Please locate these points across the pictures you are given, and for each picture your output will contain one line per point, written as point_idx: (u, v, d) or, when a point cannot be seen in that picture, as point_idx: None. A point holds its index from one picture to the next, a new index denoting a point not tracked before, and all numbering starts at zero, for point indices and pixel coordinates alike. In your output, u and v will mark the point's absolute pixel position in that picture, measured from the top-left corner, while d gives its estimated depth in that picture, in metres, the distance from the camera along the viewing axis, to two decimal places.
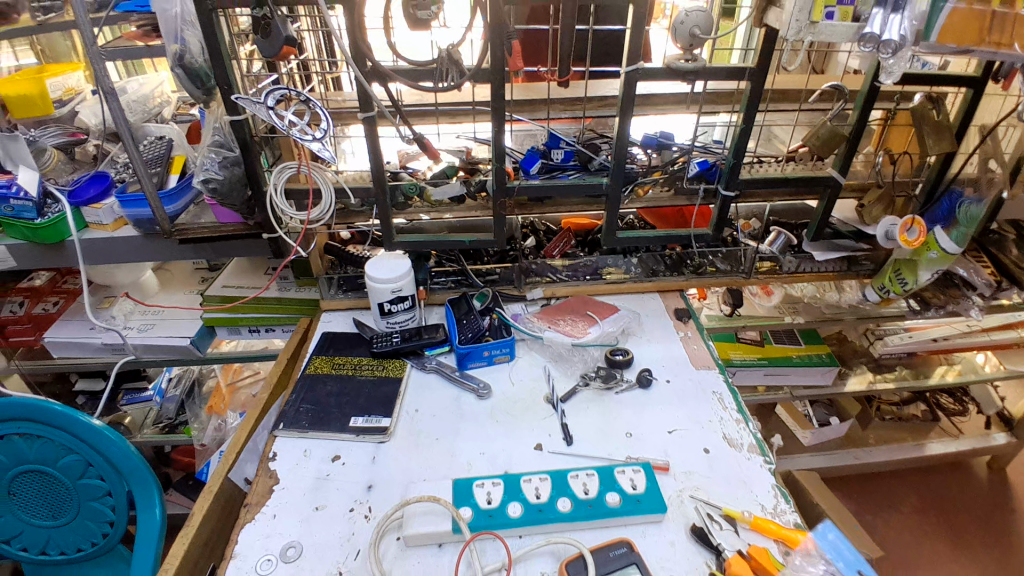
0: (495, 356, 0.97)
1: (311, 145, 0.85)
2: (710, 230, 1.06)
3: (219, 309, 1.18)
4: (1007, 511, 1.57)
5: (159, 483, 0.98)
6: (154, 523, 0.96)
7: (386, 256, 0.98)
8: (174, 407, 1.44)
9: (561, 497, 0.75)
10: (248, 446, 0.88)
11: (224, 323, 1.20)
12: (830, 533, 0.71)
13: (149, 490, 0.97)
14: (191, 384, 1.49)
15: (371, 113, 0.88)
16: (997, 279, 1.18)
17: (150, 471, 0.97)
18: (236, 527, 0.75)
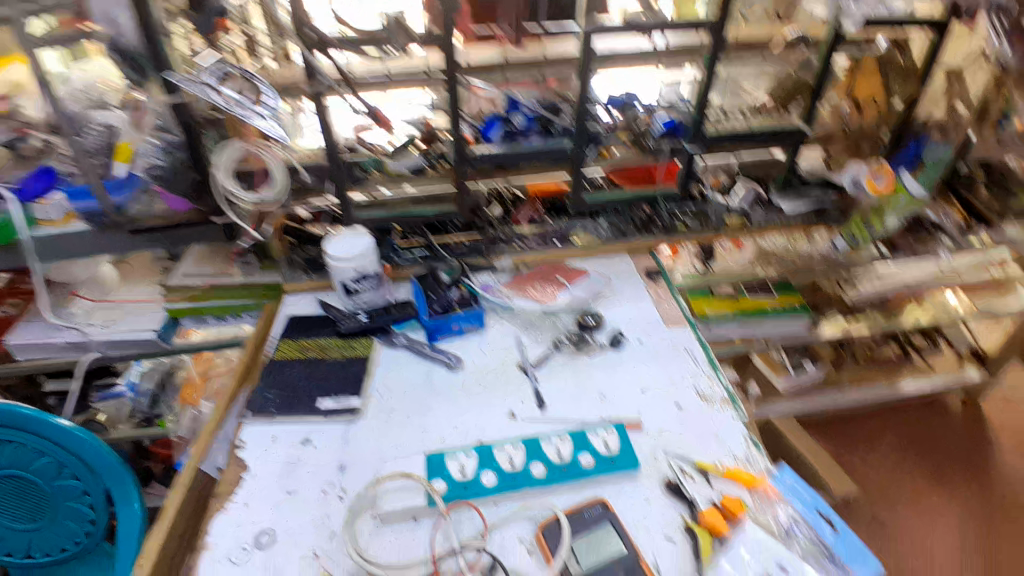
0: (464, 328, 0.95)
1: (257, 122, 0.90)
2: (678, 188, 1.11)
3: (185, 300, 1.16)
4: (982, 444, 1.62)
5: (135, 480, 0.97)
6: (134, 517, 0.96)
7: (347, 232, 0.95)
8: (147, 402, 1.39)
9: (535, 462, 0.75)
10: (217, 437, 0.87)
11: (189, 313, 1.18)
12: (787, 477, 0.75)
13: (128, 486, 0.96)
14: (163, 377, 1.42)
15: (319, 86, 0.86)
16: (966, 220, 1.25)
17: (128, 467, 0.96)
18: (207, 518, 0.74)
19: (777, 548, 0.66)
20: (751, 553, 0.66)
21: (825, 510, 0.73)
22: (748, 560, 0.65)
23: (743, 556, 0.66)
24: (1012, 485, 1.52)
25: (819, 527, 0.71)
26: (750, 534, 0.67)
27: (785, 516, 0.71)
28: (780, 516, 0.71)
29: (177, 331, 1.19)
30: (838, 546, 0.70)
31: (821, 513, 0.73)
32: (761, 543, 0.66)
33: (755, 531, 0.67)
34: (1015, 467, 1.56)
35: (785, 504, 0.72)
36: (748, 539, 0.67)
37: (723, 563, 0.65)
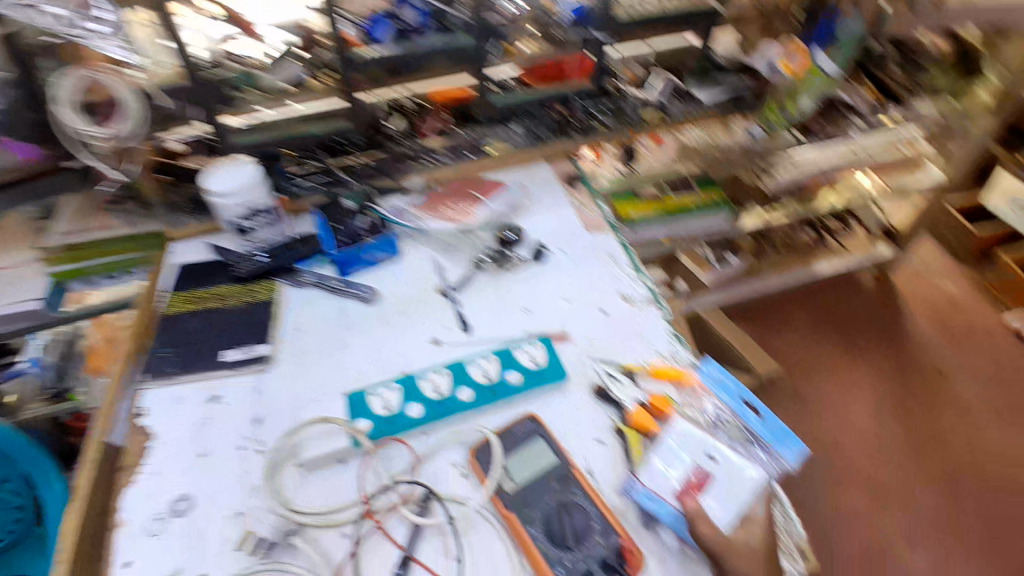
0: (377, 258, 0.89)
1: (112, 48, 0.81)
2: (592, 82, 1.05)
3: (63, 262, 0.98)
4: (892, 313, 1.74)
5: (50, 461, 0.89)
6: (58, 499, 0.88)
7: (226, 165, 0.84)
8: None
9: (460, 387, 0.72)
10: None
11: (74, 275, 1.00)
12: (712, 369, 0.76)
13: (46, 472, 0.89)
14: None
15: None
16: (876, 99, 1.27)
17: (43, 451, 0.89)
18: (116, 494, 0.68)
19: (705, 438, 0.66)
20: (681, 446, 0.66)
21: (747, 396, 0.76)
22: (677, 454, 0.66)
23: (672, 451, 0.66)
24: (919, 348, 1.65)
25: (744, 414, 0.73)
26: (676, 429, 0.67)
27: (710, 406, 0.72)
28: (706, 408, 0.72)
29: (67, 297, 1.01)
30: (760, 428, 0.73)
31: (744, 400, 0.76)
32: (688, 436, 0.67)
33: (683, 425, 0.68)
34: (922, 332, 1.69)
35: (714, 397, 0.73)
36: (676, 434, 0.67)
37: (654, 459, 0.65)
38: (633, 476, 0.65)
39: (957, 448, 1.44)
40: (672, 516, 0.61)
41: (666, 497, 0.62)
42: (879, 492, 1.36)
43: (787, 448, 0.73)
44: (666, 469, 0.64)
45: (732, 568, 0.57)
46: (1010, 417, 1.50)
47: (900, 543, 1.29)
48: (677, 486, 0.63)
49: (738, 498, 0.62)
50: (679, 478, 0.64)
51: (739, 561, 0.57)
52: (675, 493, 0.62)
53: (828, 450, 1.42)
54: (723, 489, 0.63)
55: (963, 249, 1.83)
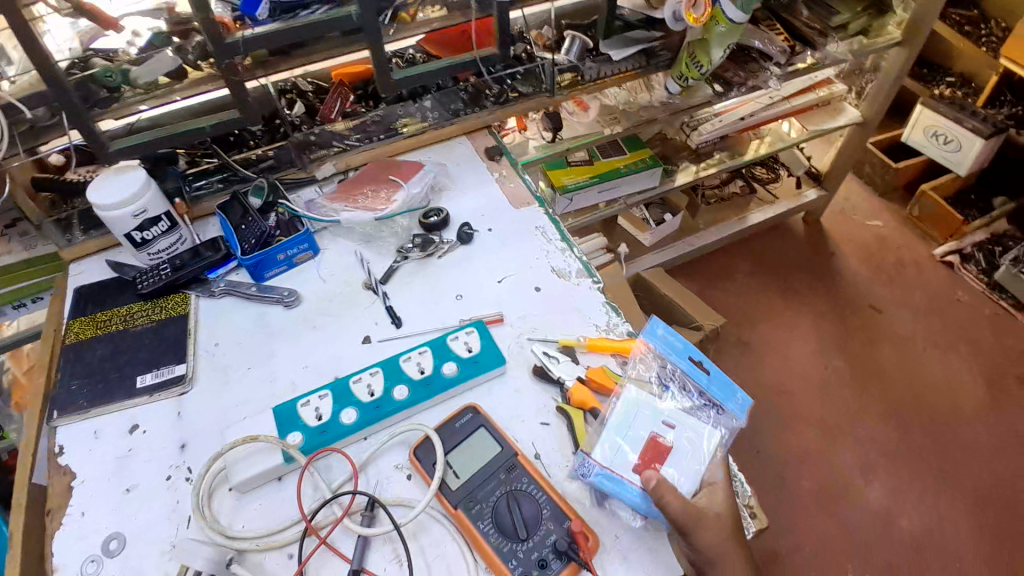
0: (295, 257, 0.83)
1: None
2: (497, 49, 0.92)
3: None
4: (825, 255, 1.79)
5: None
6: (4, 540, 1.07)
7: (111, 174, 0.76)
8: None
9: (396, 386, 0.69)
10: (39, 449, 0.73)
11: None
12: (659, 329, 0.72)
13: None
14: None
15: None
16: (789, 45, 1.19)
17: None
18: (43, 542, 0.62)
19: (657, 407, 0.65)
20: (635, 419, 0.64)
21: (696, 355, 0.72)
22: (632, 426, 0.64)
23: (625, 423, 0.64)
24: (853, 284, 1.72)
25: (696, 374, 0.70)
26: (626, 399, 0.65)
27: (657, 369, 0.71)
28: (651, 371, 0.71)
29: None
30: (712, 387, 0.69)
31: (695, 359, 0.72)
32: (640, 407, 0.65)
33: (634, 394, 0.66)
34: (855, 268, 1.76)
35: (657, 361, 0.71)
36: (627, 406, 0.65)
37: (608, 434, 0.63)
38: (587, 455, 0.62)
39: (899, 382, 1.51)
40: (633, 493, 0.59)
41: (626, 475, 0.61)
42: (831, 430, 1.43)
43: (738, 404, 0.69)
44: (623, 443, 0.63)
45: (699, 537, 0.56)
46: (943, 344, 1.59)
47: (854, 484, 1.35)
48: (635, 460, 0.62)
49: (698, 463, 0.62)
50: (636, 450, 0.62)
51: (706, 528, 0.56)
52: (635, 468, 0.61)
53: (778, 394, 1.49)
54: (681, 456, 0.62)
55: (885, 183, 1.90)
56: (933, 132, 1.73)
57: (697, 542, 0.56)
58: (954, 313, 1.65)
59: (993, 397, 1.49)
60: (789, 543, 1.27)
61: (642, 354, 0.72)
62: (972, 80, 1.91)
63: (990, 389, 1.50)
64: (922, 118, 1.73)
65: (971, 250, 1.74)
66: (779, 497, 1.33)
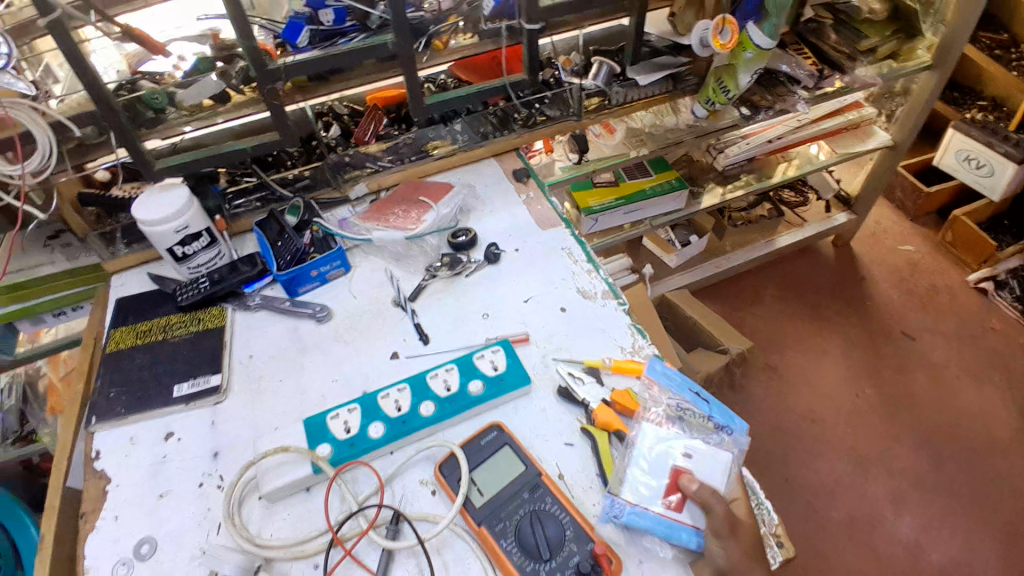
0: (327, 273, 0.86)
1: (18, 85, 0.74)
2: (526, 75, 0.97)
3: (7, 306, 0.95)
4: (854, 280, 1.76)
5: (24, 507, 1.12)
6: (33, 543, 1.08)
7: (156, 192, 0.80)
8: (14, 419, 1.22)
9: (423, 402, 0.70)
10: (77, 452, 0.76)
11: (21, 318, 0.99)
12: (658, 364, 0.73)
13: (17, 512, 1.11)
14: (23, 391, 1.25)
15: (55, 16, 0.67)
16: (818, 69, 1.19)
17: (12, 499, 1.12)
18: (78, 544, 0.65)
19: (674, 437, 0.66)
20: (655, 452, 0.65)
21: (695, 387, 0.72)
22: (654, 462, 0.64)
23: (646, 458, 0.64)
24: (883, 310, 1.69)
25: (700, 403, 0.71)
26: (644, 433, 0.66)
27: (664, 404, 0.70)
28: (663, 404, 0.70)
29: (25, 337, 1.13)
30: (715, 413, 0.70)
31: (694, 390, 0.72)
32: (659, 440, 0.65)
33: (648, 431, 0.66)
34: (884, 294, 1.73)
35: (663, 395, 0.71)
36: (646, 439, 0.66)
37: (632, 469, 0.64)
38: (615, 496, 0.62)
39: (932, 413, 1.47)
40: (665, 526, 0.60)
41: (658, 510, 0.61)
42: (860, 460, 1.39)
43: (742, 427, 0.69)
44: (647, 479, 0.63)
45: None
46: (978, 374, 1.54)
47: (884, 516, 1.31)
48: (662, 494, 0.62)
49: (721, 473, 0.63)
50: (661, 484, 0.62)
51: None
52: (663, 501, 0.61)
53: (805, 422, 1.46)
54: (705, 469, 0.63)
55: (916, 207, 1.87)
56: (964, 155, 1.71)
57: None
58: (990, 343, 1.61)
59: None
60: None
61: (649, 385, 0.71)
62: (1004, 103, 1.87)
63: None
64: (953, 142, 1.72)
65: (1005, 278, 1.69)
66: (806, 528, 1.30)
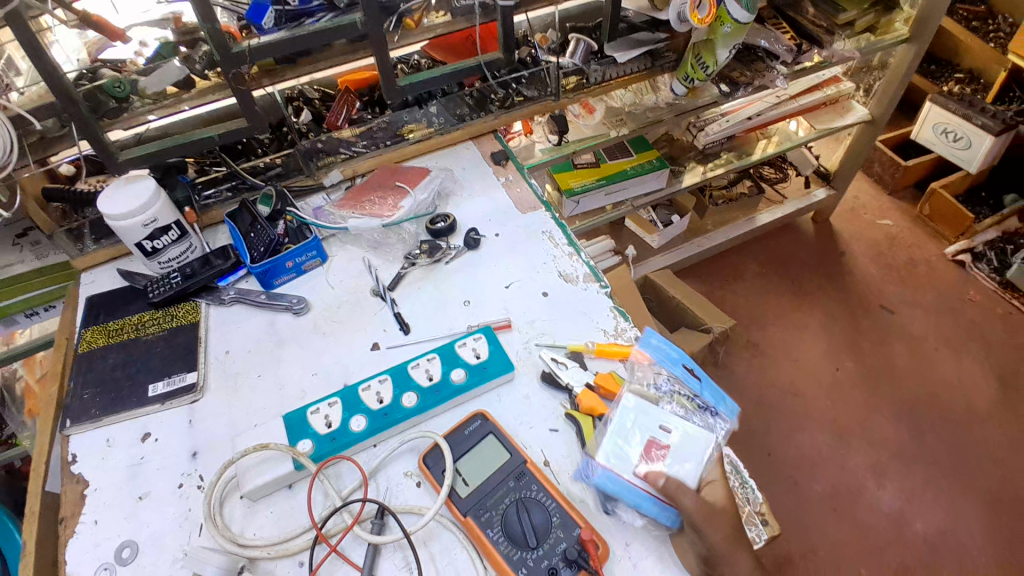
0: (303, 263, 0.83)
1: None
2: (501, 52, 0.92)
3: None
4: (835, 254, 1.78)
5: (6, 512, 1.09)
6: (19, 547, 1.07)
7: (122, 184, 0.77)
8: None
9: (405, 393, 0.69)
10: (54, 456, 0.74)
11: None
12: (653, 338, 0.72)
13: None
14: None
15: (11, 5, 0.63)
16: (797, 43, 1.16)
17: None
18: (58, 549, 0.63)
19: (656, 410, 0.65)
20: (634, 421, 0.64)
21: (689, 362, 0.71)
22: (631, 430, 0.63)
23: (624, 427, 0.63)
24: (864, 284, 1.71)
25: (689, 380, 0.69)
26: (626, 403, 0.65)
27: (653, 378, 0.69)
28: (650, 380, 0.69)
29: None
30: (704, 392, 0.68)
31: (687, 366, 0.71)
32: (641, 410, 0.64)
33: (630, 401, 0.65)
34: (864, 268, 1.75)
35: (651, 369, 0.70)
36: (627, 408, 0.65)
37: (610, 434, 0.63)
38: (591, 459, 0.62)
39: (910, 384, 1.50)
40: (637, 495, 0.59)
41: (630, 476, 0.60)
42: (842, 431, 1.42)
43: (729, 410, 0.68)
44: (622, 445, 0.62)
45: (707, 530, 0.55)
46: (955, 345, 1.57)
47: (867, 486, 1.34)
48: (636, 463, 0.61)
49: (701, 456, 0.61)
50: (635, 453, 0.62)
51: (711, 521, 0.56)
52: (635, 470, 0.60)
53: (790, 396, 1.48)
54: (685, 449, 0.62)
55: (894, 181, 1.88)
56: (941, 128, 1.72)
57: (701, 533, 0.55)
58: (967, 313, 1.63)
59: (1007, 397, 1.47)
60: (803, 547, 1.26)
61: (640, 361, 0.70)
62: (980, 76, 1.88)
63: (1003, 389, 1.48)
64: (930, 115, 1.72)
65: (982, 249, 1.73)
66: (791, 500, 1.32)
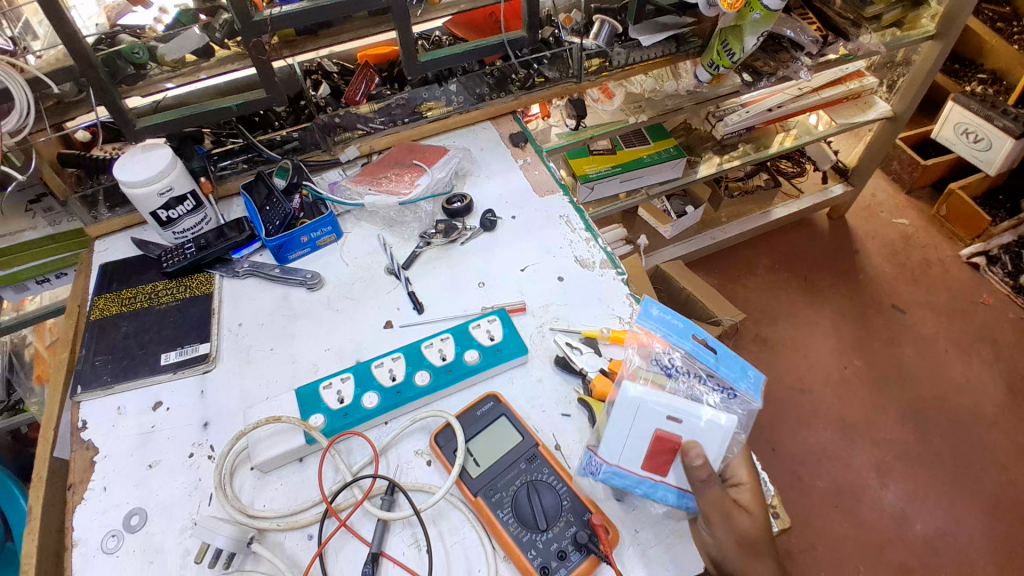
0: (318, 239, 0.83)
1: None
2: (525, 32, 0.90)
3: None
4: (849, 252, 1.76)
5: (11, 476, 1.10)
6: (23, 512, 1.07)
7: (139, 153, 0.76)
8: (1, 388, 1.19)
9: (418, 371, 0.69)
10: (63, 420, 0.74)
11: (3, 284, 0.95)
12: (654, 309, 0.69)
13: (4, 482, 1.08)
14: (10, 360, 1.22)
15: None
16: (822, 35, 1.13)
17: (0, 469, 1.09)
18: (68, 513, 0.63)
19: (662, 399, 0.57)
20: (637, 413, 0.57)
21: (699, 333, 0.67)
22: (635, 425, 0.57)
23: (628, 421, 0.57)
24: (876, 283, 1.69)
25: (702, 355, 0.64)
26: (626, 395, 0.57)
27: (659, 355, 0.66)
28: (656, 356, 0.66)
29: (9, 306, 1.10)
30: (720, 367, 0.64)
31: (696, 336, 0.67)
32: (643, 401, 0.57)
33: (631, 388, 0.58)
34: (878, 267, 1.73)
35: (656, 343, 0.66)
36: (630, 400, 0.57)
37: (613, 429, 0.58)
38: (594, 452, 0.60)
39: (919, 384, 1.49)
40: (648, 486, 0.58)
41: (641, 471, 0.58)
42: (848, 428, 1.41)
43: (752, 383, 0.64)
44: (626, 438, 0.57)
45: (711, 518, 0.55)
46: (965, 347, 1.55)
47: (869, 484, 1.34)
48: (643, 459, 0.57)
49: (716, 448, 0.57)
50: (643, 449, 0.57)
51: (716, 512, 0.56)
52: (643, 465, 0.57)
53: (796, 393, 1.47)
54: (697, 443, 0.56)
55: (912, 180, 1.86)
56: (963, 128, 1.69)
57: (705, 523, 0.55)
58: (979, 316, 1.62)
59: (1015, 402, 1.46)
60: (803, 543, 1.26)
61: (642, 342, 0.67)
62: (1003, 77, 1.84)
63: (1012, 394, 1.47)
64: (952, 114, 1.70)
65: (997, 253, 1.70)
66: (794, 497, 1.32)
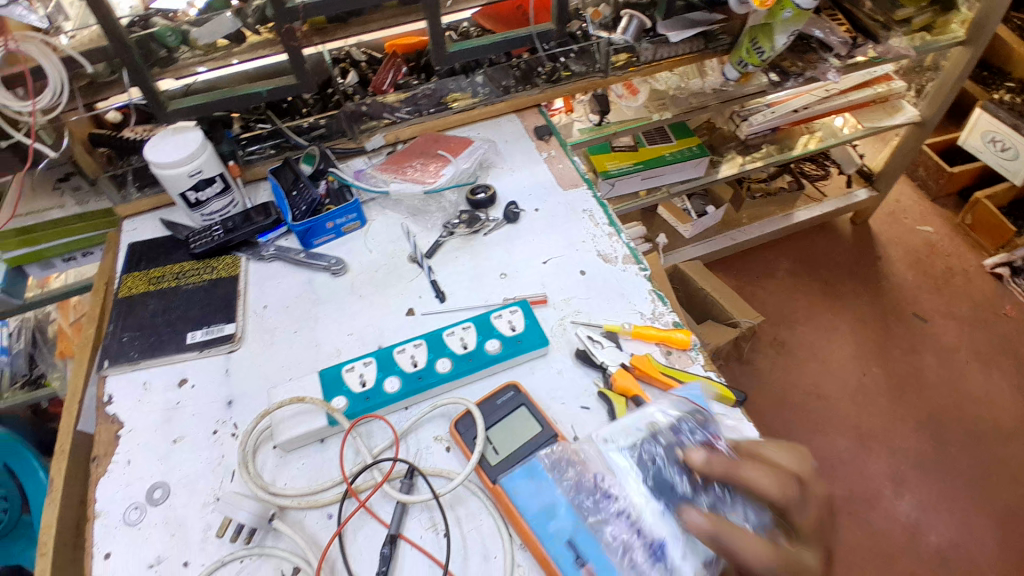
0: (342, 225, 0.84)
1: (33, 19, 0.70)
2: (553, 24, 0.90)
3: (19, 249, 0.94)
4: (869, 258, 1.74)
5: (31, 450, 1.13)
6: (42, 485, 1.10)
7: (169, 134, 0.78)
8: (25, 363, 1.22)
9: (439, 358, 0.69)
10: (89, 394, 0.75)
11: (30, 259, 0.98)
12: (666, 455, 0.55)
13: (22, 453, 1.11)
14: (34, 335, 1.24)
15: None
16: (852, 36, 1.12)
17: (19, 440, 1.12)
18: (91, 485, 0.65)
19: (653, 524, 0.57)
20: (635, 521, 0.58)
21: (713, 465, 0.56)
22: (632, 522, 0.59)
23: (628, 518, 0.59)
24: (896, 291, 1.67)
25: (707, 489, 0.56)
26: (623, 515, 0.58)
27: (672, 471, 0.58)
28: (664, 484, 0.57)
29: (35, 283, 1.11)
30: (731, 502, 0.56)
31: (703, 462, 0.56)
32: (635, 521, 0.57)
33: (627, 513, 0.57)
34: (899, 275, 1.71)
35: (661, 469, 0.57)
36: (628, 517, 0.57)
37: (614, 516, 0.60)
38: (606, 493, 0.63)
39: (936, 394, 1.47)
40: None
41: None
42: (862, 436, 1.40)
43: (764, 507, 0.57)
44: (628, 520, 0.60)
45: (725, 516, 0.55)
46: (985, 359, 1.53)
47: (881, 493, 1.32)
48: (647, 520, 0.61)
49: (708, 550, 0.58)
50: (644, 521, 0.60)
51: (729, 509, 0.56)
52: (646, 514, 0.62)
53: (811, 398, 1.46)
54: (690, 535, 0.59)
55: (938, 188, 1.83)
56: (991, 137, 1.66)
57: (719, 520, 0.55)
58: (1000, 327, 1.59)
59: None
60: None
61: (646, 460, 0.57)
62: None
63: None
64: (981, 122, 1.67)
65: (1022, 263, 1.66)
66: None
